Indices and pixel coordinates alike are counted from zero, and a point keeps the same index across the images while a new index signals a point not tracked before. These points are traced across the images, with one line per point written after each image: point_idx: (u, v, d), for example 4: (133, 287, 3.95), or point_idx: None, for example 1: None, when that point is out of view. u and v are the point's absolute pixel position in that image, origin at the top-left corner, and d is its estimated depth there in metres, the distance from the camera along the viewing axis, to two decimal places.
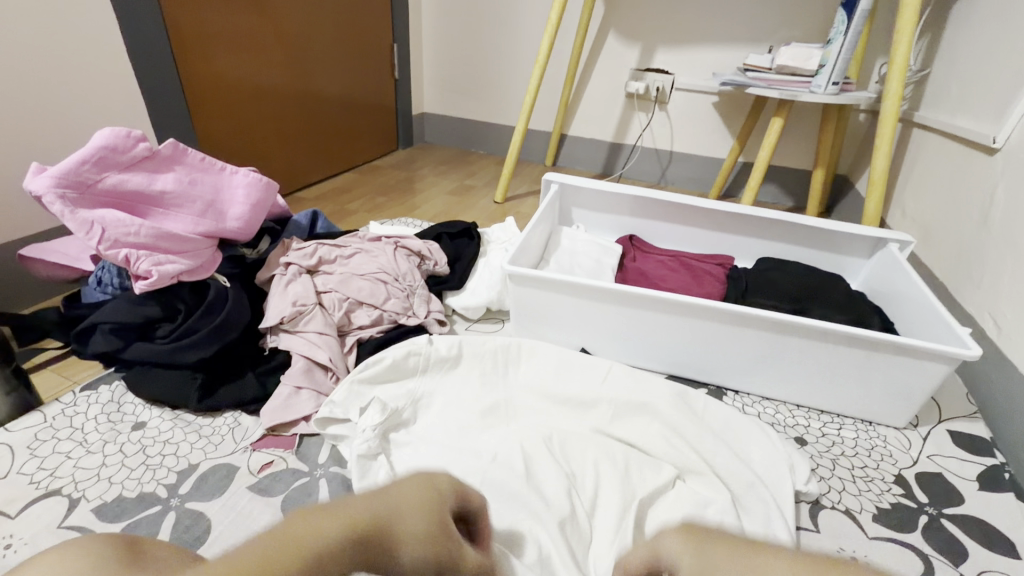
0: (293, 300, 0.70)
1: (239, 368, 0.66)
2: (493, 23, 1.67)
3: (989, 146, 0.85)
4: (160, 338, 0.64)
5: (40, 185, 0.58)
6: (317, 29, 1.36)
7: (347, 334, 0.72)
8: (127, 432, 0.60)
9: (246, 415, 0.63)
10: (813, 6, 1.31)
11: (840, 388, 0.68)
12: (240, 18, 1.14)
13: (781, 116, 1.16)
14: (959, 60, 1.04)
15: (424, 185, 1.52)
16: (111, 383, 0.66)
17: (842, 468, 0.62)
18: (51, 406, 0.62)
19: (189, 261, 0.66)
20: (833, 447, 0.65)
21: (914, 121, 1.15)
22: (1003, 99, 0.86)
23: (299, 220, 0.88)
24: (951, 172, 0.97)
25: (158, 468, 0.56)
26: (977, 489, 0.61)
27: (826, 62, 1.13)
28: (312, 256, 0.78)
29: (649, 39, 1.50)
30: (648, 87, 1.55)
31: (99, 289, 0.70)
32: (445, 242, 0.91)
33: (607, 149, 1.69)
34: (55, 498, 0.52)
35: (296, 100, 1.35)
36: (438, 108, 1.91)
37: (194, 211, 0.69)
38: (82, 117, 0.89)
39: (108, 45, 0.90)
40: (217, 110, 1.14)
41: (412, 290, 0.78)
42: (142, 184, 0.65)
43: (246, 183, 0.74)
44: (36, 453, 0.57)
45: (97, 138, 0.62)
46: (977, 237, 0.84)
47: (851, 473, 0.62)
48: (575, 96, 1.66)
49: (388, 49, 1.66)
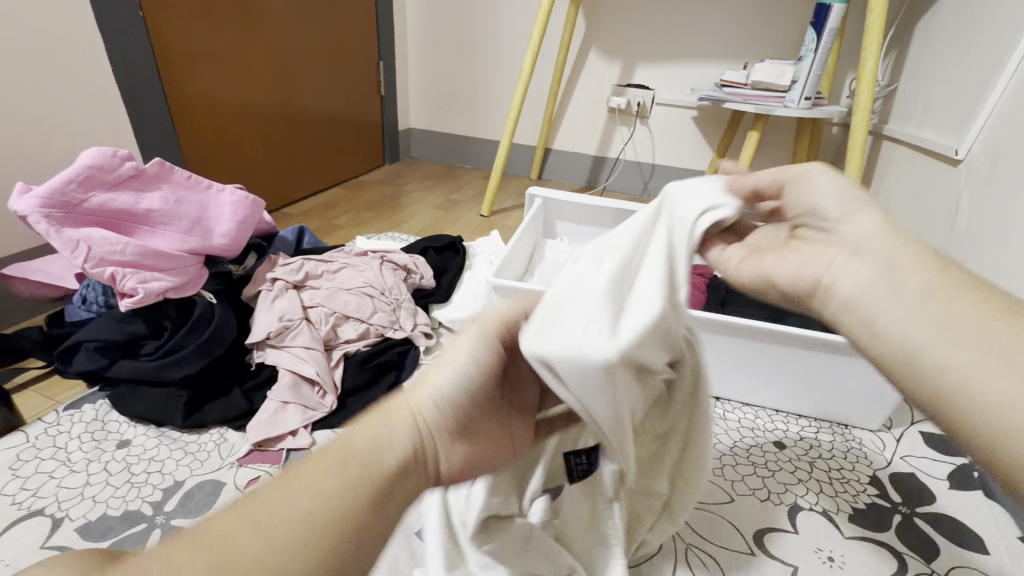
0: (280, 316, 0.71)
1: (226, 384, 0.67)
2: (477, 41, 1.71)
3: (953, 157, 0.89)
4: (145, 356, 0.64)
5: (26, 205, 0.59)
6: (301, 44, 1.37)
7: (334, 348, 0.73)
8: (112, 450, 0.60)
9: (232, 431, 0.63)
10: (784, 25, 1.37)
11: (804, 392, 0.69)
12: (223, 35, 1.15)
13: (757, 130, 1.20)
14: (923, 75, 1.09)
15: (410, 200, 1.53)
16: (94, 402, 0.66)
17: (727, 466, 0.63)
18: (34, 426, 0.62)
19: (175, 278, 0.67)
20: (719, 436, 0.67)
21: (884, 134, 1.19)
22: (962, 114, 0.90)
23: (286, 236, 0.89)
24: (919, 184, 1.00)
25: (143, 485, 0.56)
26: (949, 488, 0.62)
27: (797, 78, 1.17)
28: (298, 271, 0.79)
29: (628, 57, 1.55)
30: (629, 103, 1.59)
31: (84, 307, 0.70)
32: (431, 256, 0.93)
33: (591, 161, 1.72)
34: (38, 518, 0.52)
35: (282, 117, 1.36)
36: (424, 124, 1.93)
37: (180, 229, 0.70)
38: (69, 136, 0.90)
39: (94, 64, 0.91)
40: (201, 127, 1.15)
41: (398, 304, 0.79)
42: (128, 203, 0.66)
43: (233, 201, 0.76)
44: (18, 474, 0.56)
45: (82, 158, 0.63)
46: (945, 243, 0.87)
47: (750, 462, 0.64)
48: (559, 109, 1.69)
49: (373, 66, 1.69)
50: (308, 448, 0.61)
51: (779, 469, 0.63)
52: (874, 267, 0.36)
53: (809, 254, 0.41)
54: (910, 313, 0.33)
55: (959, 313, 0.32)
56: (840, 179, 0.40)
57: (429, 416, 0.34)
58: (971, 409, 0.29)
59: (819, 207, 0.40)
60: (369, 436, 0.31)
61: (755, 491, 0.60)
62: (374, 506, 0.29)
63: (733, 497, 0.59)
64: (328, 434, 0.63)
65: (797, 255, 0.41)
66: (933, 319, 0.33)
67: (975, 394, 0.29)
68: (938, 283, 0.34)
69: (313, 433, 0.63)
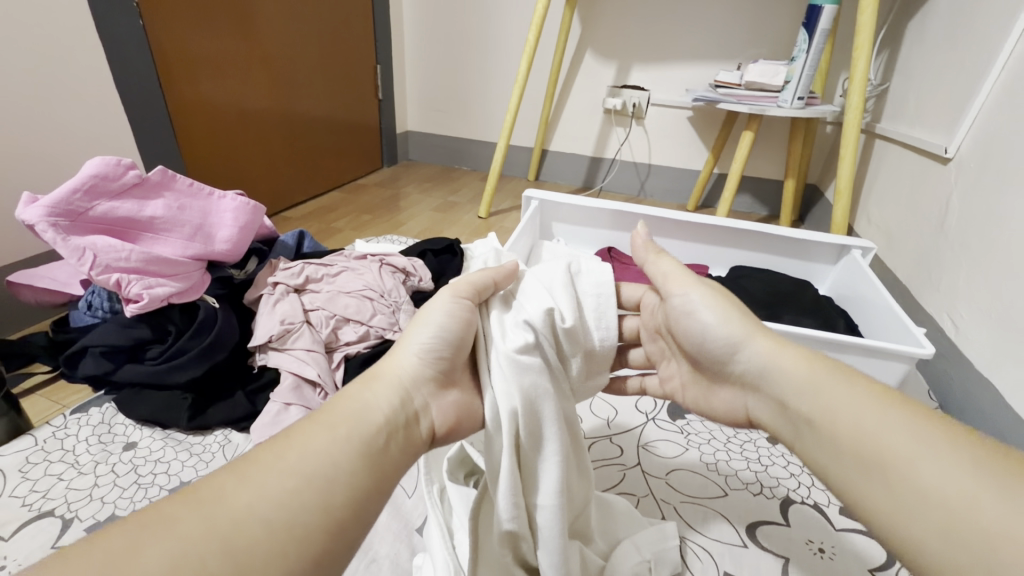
0: (281, 319, 0.72)
1: (229, 387, 0.68)
2: (474, 44, 1.72)
3: (942, 156, 0.91)
4: (151, 360, 0.66)
5: (33, 214, 0.60)
6: (298, 49, 1.38)
7: (335, 350, 0.74)
8: (118, 452, 0.61)
9: (236, 432, 0.65)
10: (778, 24, 1.38)
11: None
12: (221, 41, 1.16)
13: (751, 130, 1.21)
14: (914, 74, 1.11)
15: (409, 203, 1.55)
16: (101, 405, 0.67)
17: (721, 462, 0.64)
18: (42, 430, 0.63)
19: (179, 283, 0.68)
20: (713, 432, 0.69)
21: (876, 133, 1.21)
22: (953, 112, 0.91)
23: (286, 240, 0.91)
24: (910, 182, 1.02)
25: (150, 486, 0.57)
26: None
27: (790, 78, 1.18)
28: (299, 275, 0.80)
29: (624, 57, 1.56)
30: (625, 104, 1.60)
31: (88, 312, 0.71)
32: (429, 259, 0.94)
33: (588, 162, 1.74)
34: (48, 519, 0.53)
35: (280, 122, 1.38)
36: (422, 126, 1.95)
37: (183, 236, 0.71)
38: (71, 144, 0.91)
39: (95, 73, 0.92)
40: (201, 134, 1.16)
41: (397, 306, 0.80)
42: (132, 210, 0.67)
43: (234, 207, 0.77)
44: (27, 477, 0.58)
45: (87, 167, 0.64)
46: (936, 241, 0.89)
47: (742, 456, 0.65)
48: (555, 111, 1.71)
49: (371, 70, 1.70)
50: None
51: (772, 463, 0.65)
52: (798, 386, 0.39)
53: (731, 395, 0.46)
54: (834, 426, 0.36)
55: (853, 417, 0.36)
56: (713, 303, 0.44)
57: (408, 373, 0.39)
58: (889, 533, 0.32)
59: (706, 340, 0.44)
60: (357, 399, 0.36)
61: (748, 486, 0.61)
62: (374, 456, 0.34)
63: (727, 492, 0.60)
64: None
65: (722, 394, 0.47)
66: (847, 427, 0.36)
67: (897, 533, 0.31)
68: (846, 392, 0.37)
69: None
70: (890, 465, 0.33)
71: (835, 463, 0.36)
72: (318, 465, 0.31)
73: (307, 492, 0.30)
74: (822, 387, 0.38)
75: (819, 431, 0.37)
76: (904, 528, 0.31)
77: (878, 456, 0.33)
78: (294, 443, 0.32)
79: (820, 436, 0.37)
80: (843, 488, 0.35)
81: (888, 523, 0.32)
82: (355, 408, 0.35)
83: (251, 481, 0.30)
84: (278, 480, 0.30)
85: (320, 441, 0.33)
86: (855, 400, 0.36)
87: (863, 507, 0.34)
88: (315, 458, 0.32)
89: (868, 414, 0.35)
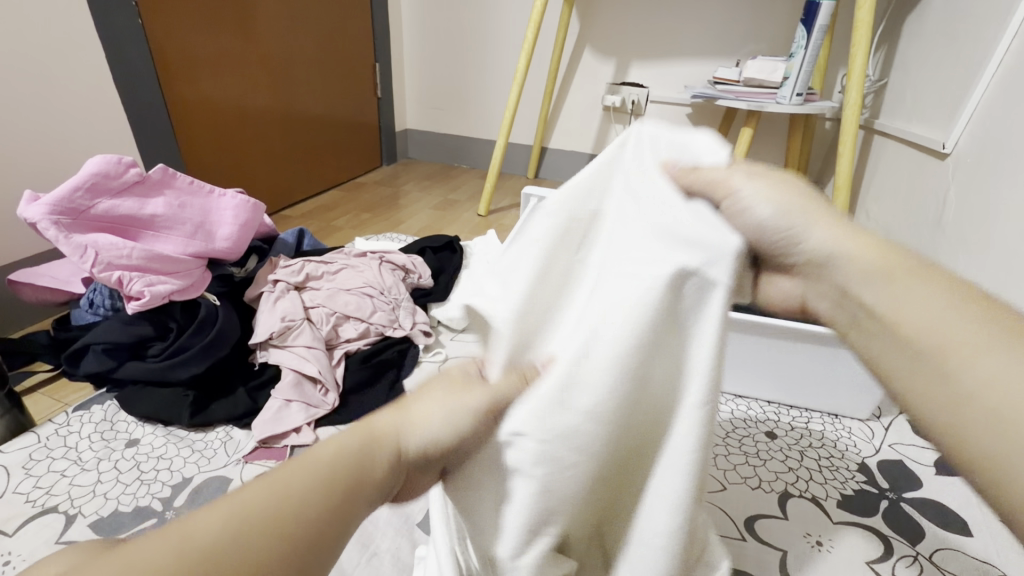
0: (282, 316, 0.73)
1: (231, 384, 0.69)
2: (473, 42, 1.72)
3: (940, 151, 0.91)
4: (153, 357, 0.66)
5: (35, 212, 0.60)
6: (297, 48, 1.39)
7: (335, 347, 0.74)
8: (121, 449, 0.61)
9: (238, 429, 0.65)
10: (777, 21, 1.38)
11: (794, 384, 0.71)
12: (221, 40, 1.16)
13: (750, 126, 1.21)
14: (912, 70, 1.11)
15: (409, 201, 1.55)
16: (103, 403, 0.68)
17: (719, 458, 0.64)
18: (44, 427, 0.63)
19: (180, 281, 0.68)
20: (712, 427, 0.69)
21: (875, 129, 1.21)
22: (950, 107, 0.92)
23: (286, 238, 0.91)
24: (908, 177, 1.02)
25: (153, 482, 0.57)
26: (934, 473, 0.64)
27: (789, 74, 1.18)
28: (299, 273, 0.81)
29: (623, 55, 1.56)
30: (624, 101, 1.60)
31: (90, 310, 0.72)
32: (429, 256, 0.95)
33: (587, 159, 1.74)
34: (52, 515, 0.53)
35: (279, 121, 1.38)
36: (421, 124, 1.95)
37: (183, 234, 0.72)
38: (71, 143, 0.91)
39: (94, 72, 0.92)
40: (201, 132, 1.17)
41: (397, 303, 0.81)
42: (133, 208, 0.68)
43: (234, 205, 0.77)
44: (31, 473, 0.58)
45: (88, 166, 0.64)
46: (934, 236, 0.89)
47: (741, 451, 0.66)
48: (554, 109, 1.71)
49: (370, 68, 1.70)
50: (313, 443, 0.63)
51: (770, 458, 0.65)
52: (857, 276, 0.33)
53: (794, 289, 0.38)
54: (892, 320, 0.31)
55: (915, 309, 0.30)
56: (772, 193, 0.36)
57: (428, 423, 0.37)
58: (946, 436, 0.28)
59: (761, 231, 0.36)
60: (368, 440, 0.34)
61: (746, 480, 0.61)
62: (355, 512, 0.32)
63: (726, 486, 0.61)
64: (330, 431, 0.65)
65: (779, 283, 0.39)
66: (905, 321, 0.31)
67: (951, 435, 0.28)
68: (908, 280, 0.32)
69: (317, 429, 0.65)
70: (952, 362, 0.28)
71: (886, 354, 0.31)
72: (302, 499, 0.30)
73: (283, 527, 0.29)
74: (895, 275, 0.32)
75: (881, 328, 0.32)
76: (975, 435, 0.27)
77: (950, 357, 0.28)
78: (295, 466, 0.32)
79: (874, 329, 0.32)
80: (893, 386, 0.31)
81: (937, 422, 0.28)
82: (365, 450, 0.33)
83: (243, 498, 0.29)
84: (266, 505, 0.29)
85: (317, 474, 0.31)
86: (917, 289, 0.31)
87: (913, 399, 0.30)
88: (306, 487, 0.31)
89: (933, 306, 0.30)
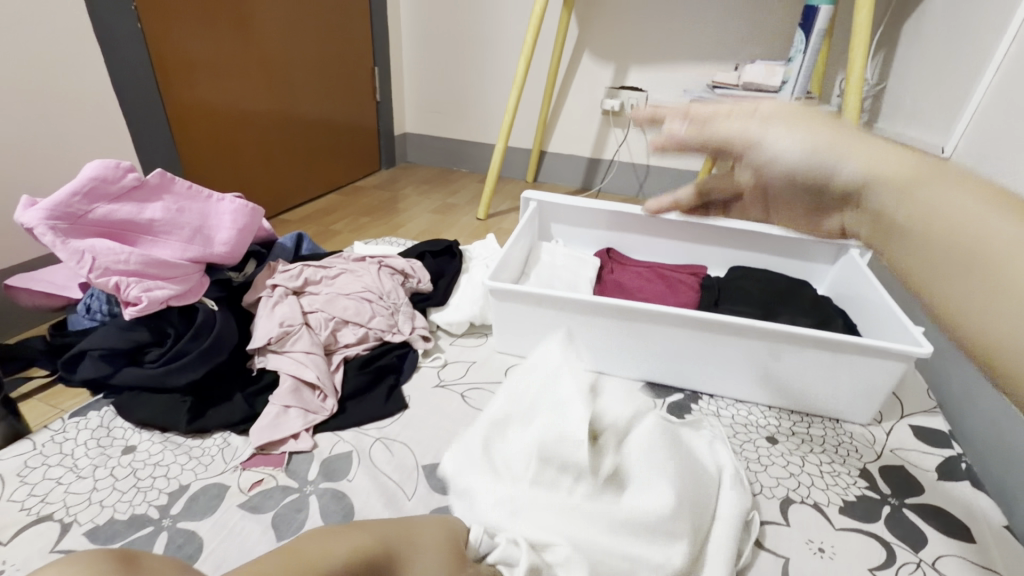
0: (280, 321, 0.72)
1: (228, 389, 0.68)
2: (472, 46, 1.72)
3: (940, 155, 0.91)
4: (150, 363, 0.66)
5: (32, 217, 0.60)
6: (297, 52, 1.39)
7: (334, 353, 0.74)
8: (117, 456, 0.61)
9: (235, 435, 0.64)
10: (776, 25, 1.38)
11: (796, 388, 0.70)
12: (220, 43, 1.16)
13: None
14: (910, 74, 1.11)
15: (407, 204, 1.55)
16: (99, 409, 0.67)
17: None
18: (40, 434, 0.63)
19: (177, 286, 0.68)
20: None
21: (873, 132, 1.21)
22: (950, 111, 0.92)
23: (285, 243, 0.90)
24: None
25: (149, 490, 0.57)
26: (937, 479, 0.63)
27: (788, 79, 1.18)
28: (297, 277, 0.80)
29: (622, 58, 1.56)
30: (623, 105, 1.60)
31: (86, 316, 0.71)
32: (428, 260, 0.94)
33: (586, 163, 1.74)
34: (47, 523, 0.53)
35: (279, 124, 1.38)
36: (420, 128, 1.95)
37: (181, 238, 0.71)
38: (70, 147, 0.91)
39: (93, 76, 0.92)
40: (199, 135, 1.16)
41: (396, 308, 0.80)
42: (131, 213, 0.67)
43: (233, 210, 0.77)
44: (26, 481, 0.57)
45: (86, 170, 0.64)
46: None
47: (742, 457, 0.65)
48: (553, 113, 1.71)
49: (370, 72, 1.70)
50: (311, 450, 0.62)
51: (771, 463, 0.65)
52: (894, 186, 0.33)
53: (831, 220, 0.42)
54: (925, 225, 0.31)
55: (942, 209, 0.30)
56: (793, 134, 0.38)
57: None
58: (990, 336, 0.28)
59: (794, 172, 0.39)
60: None
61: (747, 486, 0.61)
62: None
63: None
64: (329, 437, 0.64)
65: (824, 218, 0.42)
66: (936, 223, 0.31)
67: (989, 337, 0.28)
68: (938, 182, 0.32)
69: (315, 436, 0.64)
70: (987, 256, 0.28)
71: (920, 261, 0.31)
72: None
73: None
74: (930, 185, 0.31)
75: (910, 236, 0.32)
76: (1013, 340, 0.27)
77: (990, 260, 0.28)
78: None
79: (906, 240, 0.32)
80: (930, 298, 0.31)
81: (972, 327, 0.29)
82: None
83: None
84: None
85: None
86: (947, 190, 0.31)
87: (947, 305, 0.30)
88: None
89: (967, 205, 0.30)
